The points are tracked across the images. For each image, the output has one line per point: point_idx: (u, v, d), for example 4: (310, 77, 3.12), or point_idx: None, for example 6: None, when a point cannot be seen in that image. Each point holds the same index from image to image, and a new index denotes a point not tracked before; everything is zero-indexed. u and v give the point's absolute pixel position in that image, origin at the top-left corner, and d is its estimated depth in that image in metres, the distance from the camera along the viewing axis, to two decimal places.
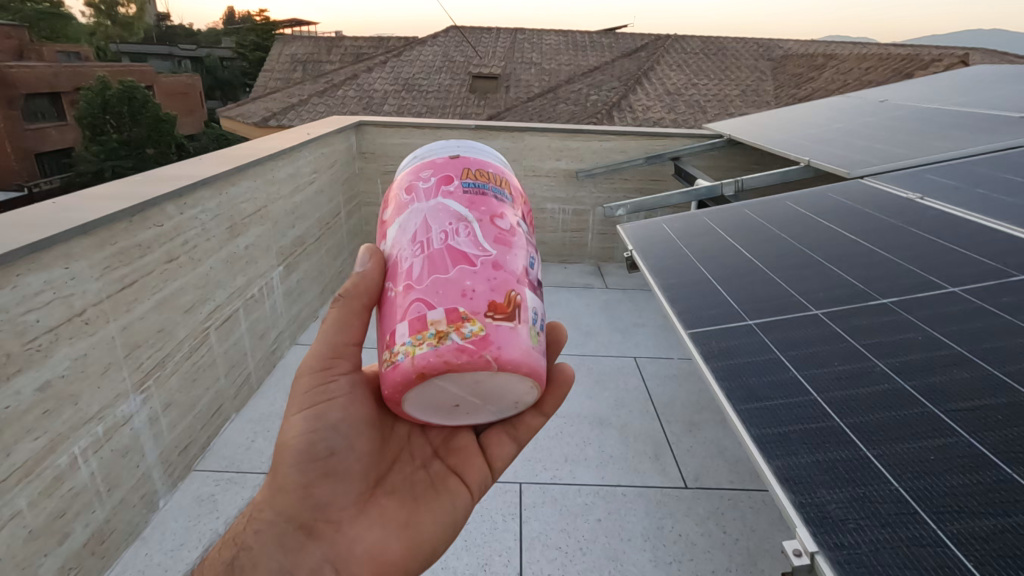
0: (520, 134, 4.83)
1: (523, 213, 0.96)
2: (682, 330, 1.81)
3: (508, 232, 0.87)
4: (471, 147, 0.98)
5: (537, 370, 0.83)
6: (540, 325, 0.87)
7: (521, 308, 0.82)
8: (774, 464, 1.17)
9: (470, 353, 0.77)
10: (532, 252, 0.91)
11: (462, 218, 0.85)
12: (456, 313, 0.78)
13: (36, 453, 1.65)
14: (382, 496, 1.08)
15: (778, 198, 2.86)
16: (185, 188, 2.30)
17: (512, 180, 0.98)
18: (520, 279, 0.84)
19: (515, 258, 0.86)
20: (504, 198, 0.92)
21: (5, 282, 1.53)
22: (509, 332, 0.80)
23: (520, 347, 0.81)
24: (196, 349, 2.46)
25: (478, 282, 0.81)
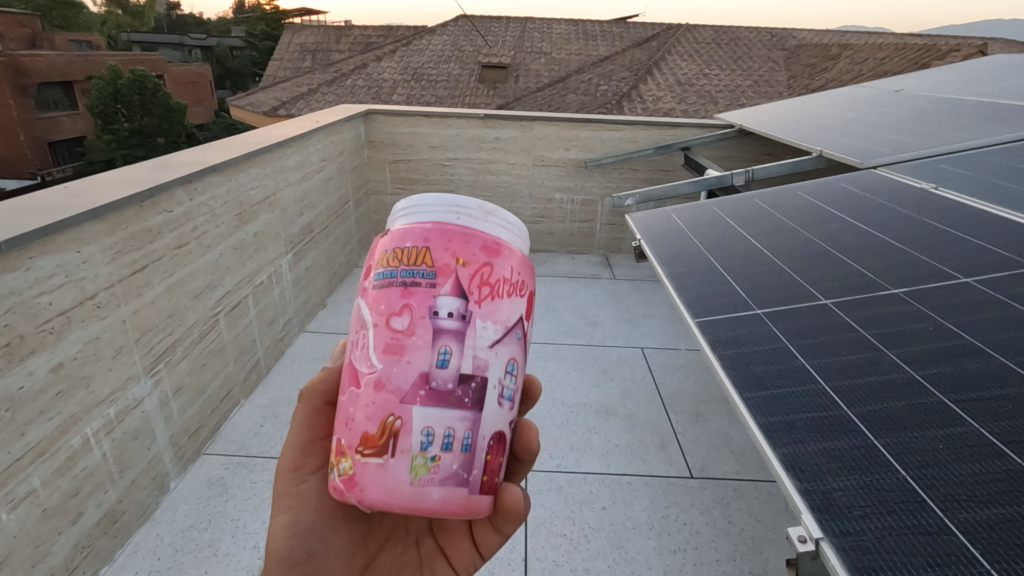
0: (529, 123, 4.81)
1: (456, 283, 0.68)
2: (689, 320, 1.80)
3: (401, 335, 0.68)
4: (414, 204, 0.76)
5: (423, 508, 0.69)
6: (447, 447, 0.68)
7: (399, 438, 0.67)
8: (780, 452, 1.17)
9: (345, 491, 0.72)
10: (447, 345, 0.67)
11: (362, 325, 0.72)
12: (338, 445, 0.73)
13: (50, 433, 1.67)
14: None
15: (789, 188, 2.83)
16: (194, 174, 2.31)
17: (454, 235, 0.71)
18: (402, 401, 0.67)
19: (406, 370, 0.67)
20: (416, 277, 0.69)
21: (18, 264, 1.55)
22: (381, 469, 0.68)
23: (392, 487, 0.68)
24: (206, 334, 2.49)
25: (357, 406, 0.70)
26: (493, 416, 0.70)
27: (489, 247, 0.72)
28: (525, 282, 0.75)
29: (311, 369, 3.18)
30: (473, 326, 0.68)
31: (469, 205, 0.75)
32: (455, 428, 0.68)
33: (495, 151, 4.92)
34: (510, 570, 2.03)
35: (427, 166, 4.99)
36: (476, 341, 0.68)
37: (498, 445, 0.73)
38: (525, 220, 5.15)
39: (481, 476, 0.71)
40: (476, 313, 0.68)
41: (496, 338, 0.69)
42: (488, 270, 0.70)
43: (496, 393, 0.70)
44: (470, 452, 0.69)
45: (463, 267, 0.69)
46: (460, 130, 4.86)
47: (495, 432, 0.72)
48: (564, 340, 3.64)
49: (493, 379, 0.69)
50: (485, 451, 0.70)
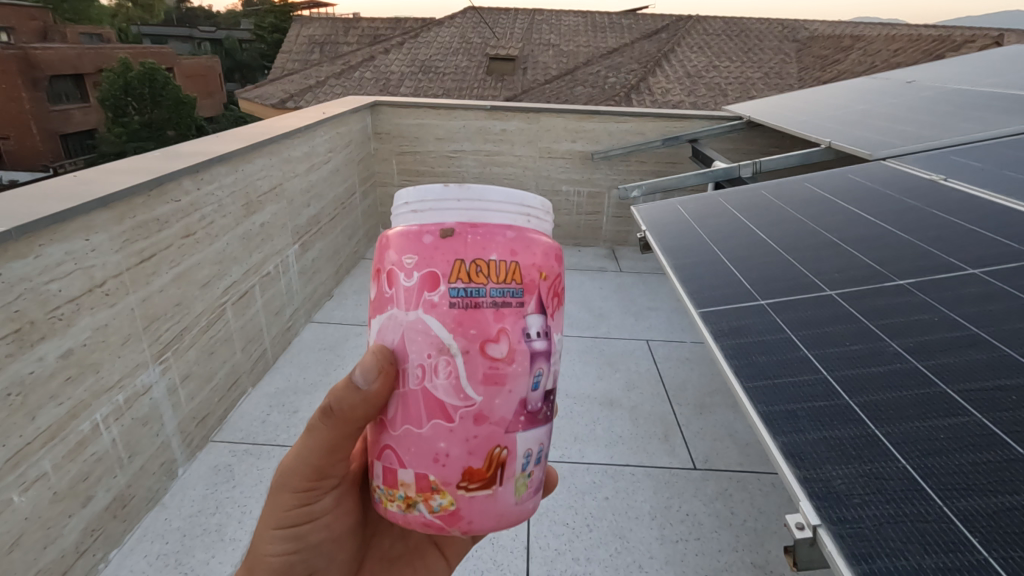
0: (536, 115, 4.79)
1: (539, 300, 0.81)
2: (693, 310, 1.80)
3: (501, 364, 0.78)
4: (473, 197, 0.79)
5: (517, 514, 0.88)
6: (537, 460, 0.88)
7: (503, 464, 0.83)
8: (780, 441, 1.17)
9: (440, 523, 0.83)
10: (540, 367, 0.82)
11: (444, 352, 0.78)
12: (429, 482, 0.82)
13: (60, 418, 1.70)
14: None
15: (796, 180, 2.81)
16: (201, 163, 2.33)
17: (533, 249, 0.81)
18: (506, 429, 0.81)
19: (508, 400, 0.80)
20: (508, 298, 0.78)
21: (28, 251, 1.57)
22: (493, 496, 0.83)
23: (503, 509, 0.84)
24: (214, 323, 2.51)
25: (455, 442, 0.80)
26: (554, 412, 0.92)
27: (555, 257, 0.85)
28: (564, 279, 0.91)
29: (318, 358, 3.20)
30: (552, 343, 0.84)
31: (528, 204, 0.83)
32: (540, 440, 0.87)
33: (501, 143, 4.91)
34: (512, 557, 2.04)
35: (434, 158, 4.99)
36: (555, 355, 0.85)
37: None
38: None
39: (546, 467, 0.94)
40: (551, 329, 0.83)
41: (560, 344, 0.87)
42: (557, 283, 0.84)
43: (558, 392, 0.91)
44: (547, 454, 0.91)
45: (543, 283, 0.82)
46: (467, 122, 4.85)
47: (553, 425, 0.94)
48: (570, 332, 3.65)
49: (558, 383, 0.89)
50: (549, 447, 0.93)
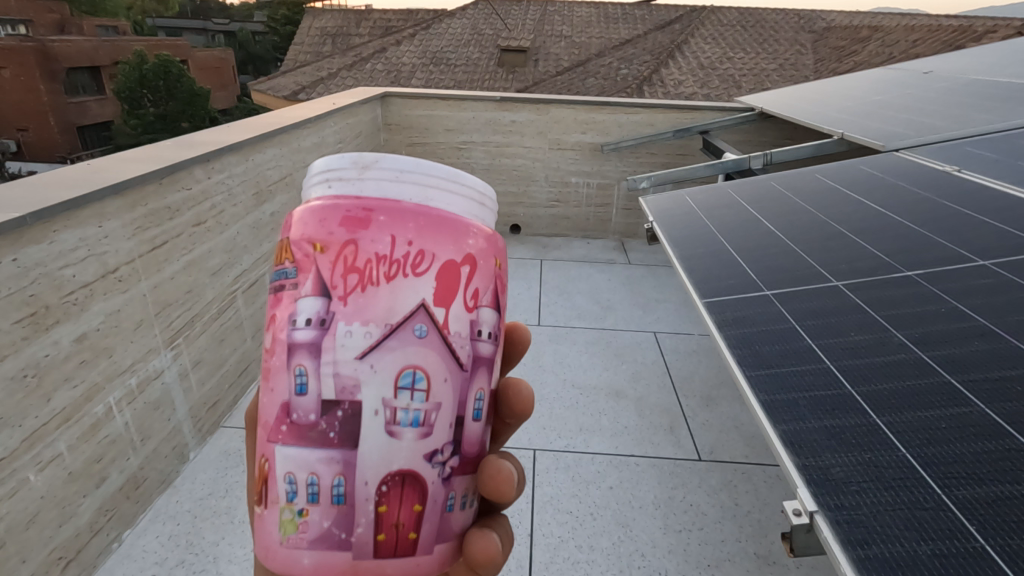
0: (546, 106, 4.78)
1: (315, 280, 0.69)
2: (697, 300, 1.79)
3: (269, 356, 0.72)
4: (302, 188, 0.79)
5: (297, 566, 0.69)
6: (314, 499, 0.68)
7: (269, 482, 0.71)
8: (780, 429, 1.17)
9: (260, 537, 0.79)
10: (305, 364, 0.68)
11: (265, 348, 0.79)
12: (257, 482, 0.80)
13: (74, 400, 1.74)
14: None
15: (806, 171, 2.78)
16: (212, 153, 2.36)
17: (318, 219, 0.71)
18: (269, 438, 0.71)
19: (272, 401, 0.71)
20: (284, 285, 0.72)
21: (43, 237, 1.61)
22: (262, 517, 0.72)
23: (268, 543, 0.71)
24: (224, 311, 2.55)
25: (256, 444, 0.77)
26: (381, 449, 0.69)
27: (354, 225, 0.70)
28: (416, 254, 0.69)
29: None
30: (328, 338, 0.67)
31: (342, 164, 0.74)
32: (325, 473, 0.68)
33: (511, 134, 4.90)
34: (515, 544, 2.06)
35: (443, 149, 5.00)
36: (337, 355, 0.67)
37: (407, 491, 0.71)
38: (541, 204, 5.14)
39: (374, 532, 0.70)
40: (332, 318, 0.67)
41: (367, 344, 0.67)
42: (351, 254, 0.69)
43: (383, 421, 0.68)
44: (346, 503, 0.69)
45: (321, 258, 0.70)
46: (477, 113, 4.85)
47: (394, 473, 0.69)
48: (577, 323, 3.65)
49: (369, 401, 0.67)
50: (375, 500, 0.69)
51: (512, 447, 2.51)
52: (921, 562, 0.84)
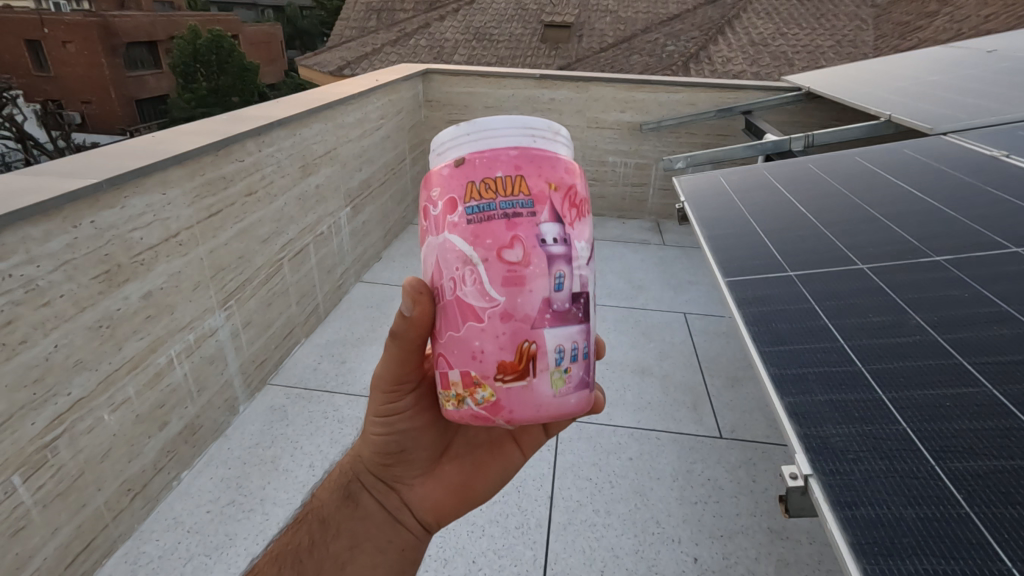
0: (585, 84, 4.77)
1: (553, 208, 0.76)
2: (720, 279, 1.82)
3: (517, 267, 0.74)
4: (482, 128, 0.79)
5: (562, 411, 0.80)
6: (576, 357, 0.79)
7: (537, 358, 0.76)
8: (786, 401, 1.22)
9: (495, 418, 0.79)
10: (561, 269, 0.76)
11: (466, 261, 0.76)
12: (470, 378, 0.78)
13: (141, 350, 1.93)
14: (452, 465, 1.09)
15: (846, 153, 2.73)
16: (263, 127, 2.51)
17: (540, 162, 0.77)
18: (534, 325, 0.75)
19: (530, 298, 0.75)
20: (519, 209, 0.75)
21: (115, 202, 1.77)
22: (524, 387, 0.76)
23: (541, 403, 0.78)
24: (272, 276, 2.73)
25: (486, 341, 0.76)
26: (597, 321, 0.83)
27: (570, 170, 0.80)
28: (592, 199, 0.85)
29: (365, 314, 3.40)
30: (575, 248, 0.77)
31: (537, 127, 0.80)
32: (578, 340, 0.79)
33: (550, 112, 4.93)
34: (536, 504, 2.17)
35: None
36: (582, 260, 0.78)
37: (597, 348, 0.87)
38: None
39: (595, 374, 0.85)
40: (574, 235, 0.78)
41: (592, 254, 0.81)
42: (574, 192, 0.79)
43: (595, 304, 0.83)
44: (588, 358, 0.82)
45: (556, 191, 0.77)
46: (516, 90, 4.89)
47: (597, 334, 0.85)
48: (607, 301, 3.71)
49: (593, 292, 0.81)
50: (595, 351, 0.84)
51: None
52: (903, 524, 0.90)
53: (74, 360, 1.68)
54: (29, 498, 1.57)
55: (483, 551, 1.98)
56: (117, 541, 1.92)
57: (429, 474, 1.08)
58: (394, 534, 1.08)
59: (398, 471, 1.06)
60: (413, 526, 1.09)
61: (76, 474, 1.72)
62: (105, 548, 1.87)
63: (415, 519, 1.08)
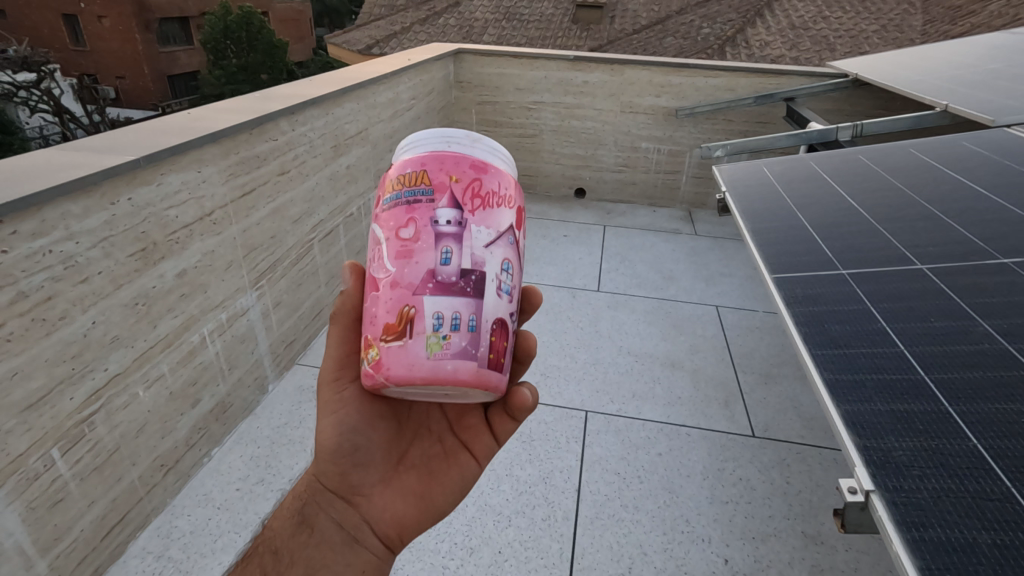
0: (620, 67, 4.64)
1: (450, 196, 0.83)
2: (767, 276, 1.73)
3: (409, 241, 0.82)
4: (409, 139, 0.90)
5: (436, 379, 0.80)
6: (455, 328, 0.80)
7: (414, 322, 0.80)
8: (842, 408, 1.15)
9: (381, 377, 0.83)
10: (448, 245, 0.81)
11: (376, 241, 0.86)
12: (367, 340, 0.86)
13: (175, 328, 1.94)
14: (408, 474, 1.16)
15: (899, 145, 2.59)
16: (297, 106, 2.48)
17: (445, 159, 0.85)
18: (416, 290, 0.80)
19: (415, 268, 0.81)
20: (418, 196, 0.84)
21: (152, 179, 1.76)
22: (398, 347, 0.80)
23: (412, 361, 0.80)
24: (302, 257, 2.72)
25: (380, 306, 0.84)
26: (494, 304, 0.83)
27: (477, 165, 0.86)
28: (513, 198, 0.88)
29: None
30: (469, 229, 0.82)
31: (457, 134, 0.89)
32: (461, 310, 0.80)
33: (582, 96, 4.81)
34: (563, 497, 2.14)
35: (513, 109, 4.99)
36: (474, 240, 0.82)
37: (504, 329, 0.85)
38: (608, 168, 5.05)
39: (488, 353, 0.83)
40: (471, 220, 0.82)
41: (491, 240, 0.83)
42: (478, 184, 0.84)
43: (496, 285, 0.83)
44: (477, 331, 0.81)
45: (457, 183, 0.84)
46: (549, 72, 4.78)
47: (500, 315, 0.84)
48: (637, 291, 3.63)
49: (489, 273, 0.82)
50: (490, 331, 0.83)
51: (565, 407, 2.58)
52: (978, 550, 0.83)
53: (111, 336, 1.68)
54: (67, 472, 1.60)
55: (509, 542, 1.96)
56: (151, 514, 1.95)
57: (387, 483, 1.15)
58: (352, 553, 1.12)
59: (354, 483, 1.12)
60: (373, 543, 1.13)
61: (112, 449, 1.74)
62: (139, 522, 1.90)
63: (374, 536, 1.13)
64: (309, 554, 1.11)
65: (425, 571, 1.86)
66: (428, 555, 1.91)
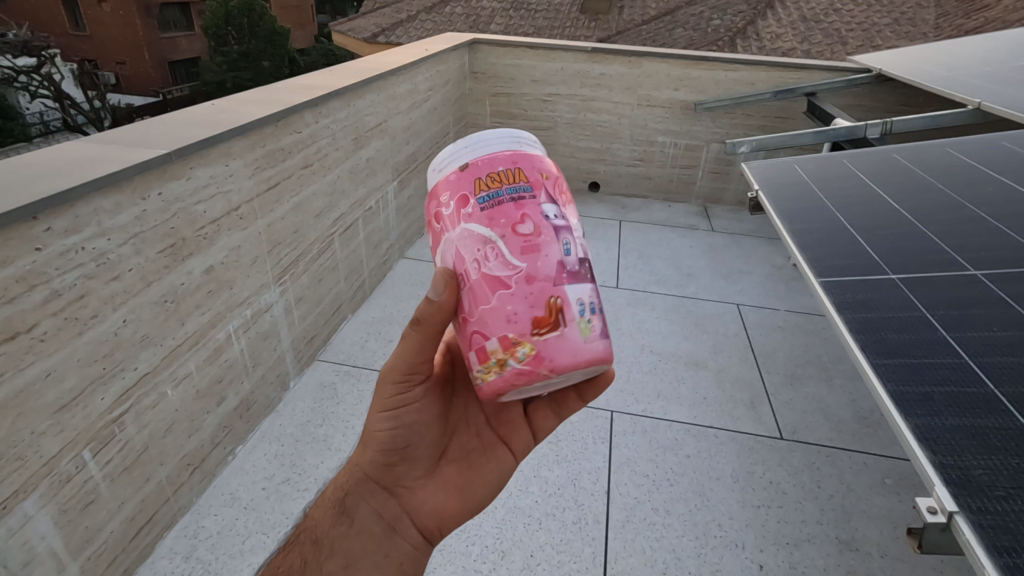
0: (638, 59, 4.57)
1: (550, 192, 0.80)
2: (812, 279, 1.68)
3: (529, 234, 0.76)
4: (478, 138, 0.81)
5: (595, 360, 0.79)
6: (594, 310, 0.79)
7: (565, 310, 0.76)
8: (912, 423, 1.11)
9: (538, 373, 0.76)
10: (566, 236, 0.78)
11: (486, 241, 0.76)
12: (507, 339, 0.76)
13: (203, 325, 1.91)
14: (449, 467, 1.11)
15: (934, 144, 2.54)
16: (321, 97, 2.43)
17: (532, 158, 0.81)
18: (558, 281, 0.76)
19: (548, 260, 0.76)
20: (521, 192, 0.78)
21: (182, 173, 1.71)
22: (554, 339, 0.75)
23: (573, 348, 0.76)
24: (324, 251, 2.68)
25: (517, 304, 0.75)
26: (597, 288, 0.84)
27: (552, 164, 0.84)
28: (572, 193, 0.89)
29: (410, 292, 3.34)
30: (572, 221, 0.81)
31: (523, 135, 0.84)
32: (589, 295, 0.79)
33: (599, 88, 4.74)
34: (592, 499, 2.12)
35: (528, 101, 4.92)
36: (578, 231, 0.81)
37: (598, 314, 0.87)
38: (623, 162, 4.99)
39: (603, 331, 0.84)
40: (570, 214, 0.81)
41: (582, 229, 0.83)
42: (562, 181, 0.83)
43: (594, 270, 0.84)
44: (604, 312, 0.81)
45: (549, 179, 0.80)
46: (565, 64, 4.70)
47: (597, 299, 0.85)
48: (657, 289, 3.59)
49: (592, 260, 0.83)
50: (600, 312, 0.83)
51: (590, 407, 2.55)
52: None
53: (141, 335, 1.64)
54: (98, 473, 1.56)
55: (541, 545, 1.94)
56: (177, 514, 1.92)
57: (428, 476, 1.11)
58: (391, 544, 1.08)
59: (397, 474, 1.09)
60: (412, 534, 1.10)
61: (141, 449, 1.70)
62: (167, 521, 1.88)
63: (414, 526, 1.10)
64: (349, 545, 1.07)
65: (457, 574, 1.84)
66: (460, 558, 1.89)
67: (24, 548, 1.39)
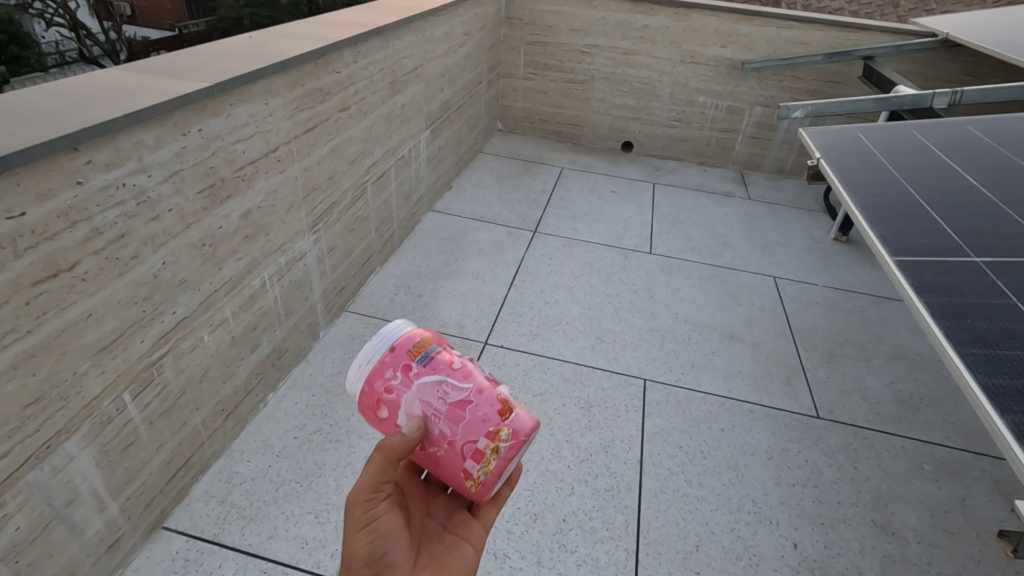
0: (685, 11, 4.30)
1: (448, 340, 1.03)
2: (886, 257, 1.57)
3: (460, 368, 0.98)
4: (388, 328, 1.01)
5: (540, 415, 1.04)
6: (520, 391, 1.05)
7: (512, 396, 1.00)
8: (1009, 420, 1.03)
9: (521, 442, 0.98)
10: (477, 362, 1.02)
11: (437, 387, 0.96)
12: (491, 433, 0.96)
13: (238, 272, 1.85)
14: (423, 569, 1.10)
15: (1013, 118, 2.36)
16: (361, 35, 2.28)
17: (429, 323, 1.04)
18: (498, 382, 1.00)
19: (483, 375, 1.00)
20: (438, 347, 0.99)
21: (222, 109, 1.62)
22: (516, 417, 0.97)
23: (529, 413, 1.00)
24: (356, 200, 2.59)
25: (484, 408, 0.96)
26: None
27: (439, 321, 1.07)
28: None
29: (439, 248, 3.27)
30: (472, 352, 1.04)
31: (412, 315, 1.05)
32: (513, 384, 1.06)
33: (641, 41, 4.49)
34: (625, 468, 2.09)
35: (565, 52, 4.69)
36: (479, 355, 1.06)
37: None
38: (660, 122, 4.79)
39: None
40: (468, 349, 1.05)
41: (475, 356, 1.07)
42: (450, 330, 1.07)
43: None
44: None
45: (443, 331, 1.04)
46: (607, 13, 4.44)
47: None
48: (691, 256, 3.48)
49: None
50: None
51: (623, 374, 2.50)
52: None
53: (179, 279, 1.59)
54: (138, 416, 1.54)
55: (573, 511, 1.93)
56: (211, 459, 1.92)
57: None
58: None
59: None
60: None
61: (178, 393, 1.68)
62: (201, 465, 1.88)
63: None
64: None
65: (489, 534, 1.83)
66: (493, 518, 1.88)
67: (67, 487, 1.38)
